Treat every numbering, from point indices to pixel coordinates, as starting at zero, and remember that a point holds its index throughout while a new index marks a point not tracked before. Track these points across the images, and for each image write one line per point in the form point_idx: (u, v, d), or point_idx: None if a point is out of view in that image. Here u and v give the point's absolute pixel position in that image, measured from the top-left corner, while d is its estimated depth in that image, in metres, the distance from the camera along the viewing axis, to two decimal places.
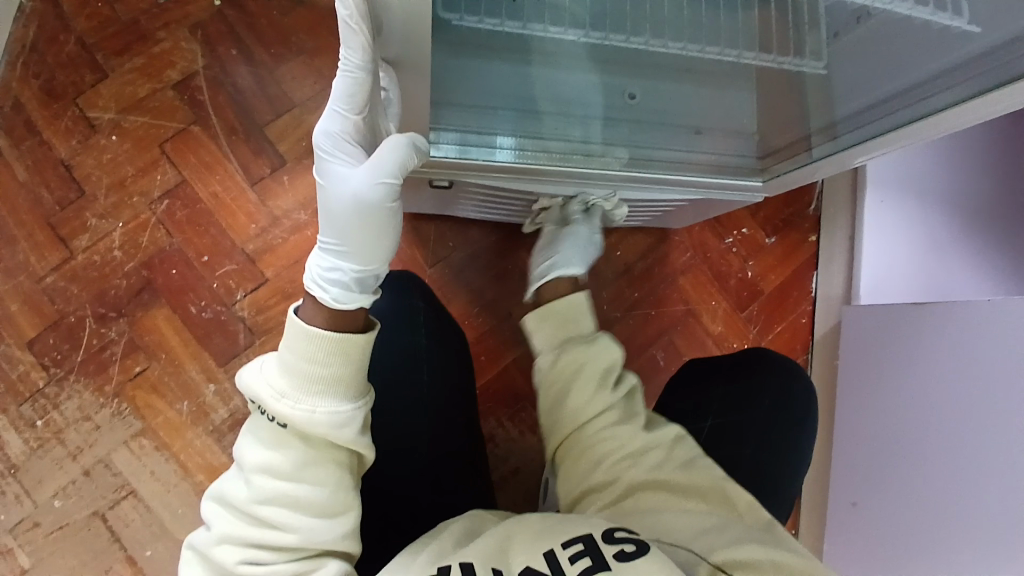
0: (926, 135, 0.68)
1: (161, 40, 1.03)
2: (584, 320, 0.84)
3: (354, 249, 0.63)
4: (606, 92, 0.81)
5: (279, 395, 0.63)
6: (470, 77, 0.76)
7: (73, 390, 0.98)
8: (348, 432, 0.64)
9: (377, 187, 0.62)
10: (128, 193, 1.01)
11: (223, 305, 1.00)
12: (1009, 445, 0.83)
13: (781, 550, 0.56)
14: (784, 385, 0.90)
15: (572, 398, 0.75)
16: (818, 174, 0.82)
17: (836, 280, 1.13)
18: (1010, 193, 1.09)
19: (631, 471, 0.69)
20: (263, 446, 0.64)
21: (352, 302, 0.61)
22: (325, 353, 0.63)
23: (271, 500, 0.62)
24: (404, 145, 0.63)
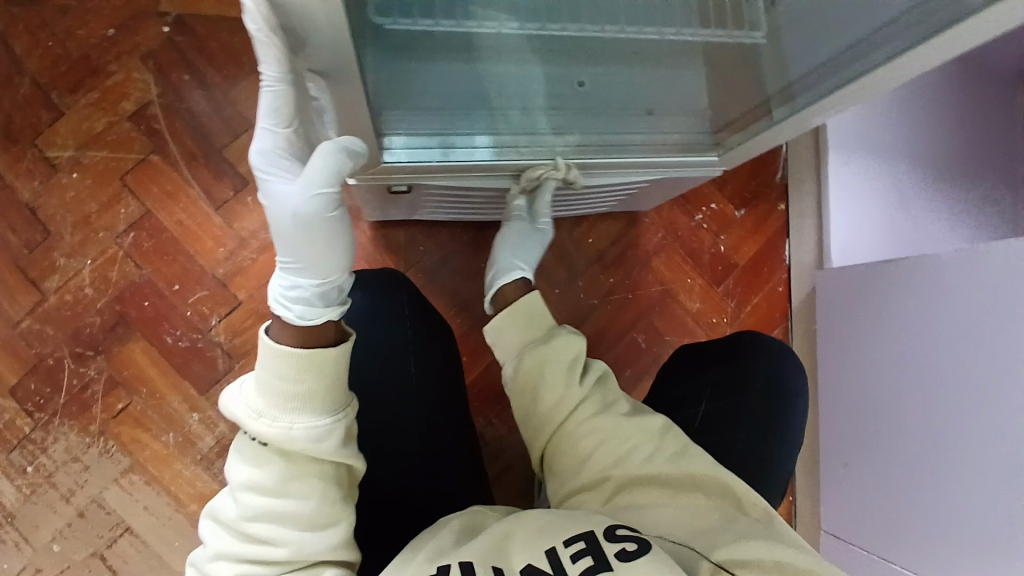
0: (884, 86, 0.69)
1: (113, 73, 1.02)
2: (542, 317, 0.82)
3: (310, 264, 0.64)
4: (553, 81, 0.81)
5: (256, 414, 0.63)
6: (419, 80, 0.75)
7: (59, 433, 0.97)
8: (328, 445, 0.63)
9: (315, 200, 0.62)
10: (93, 230, 1.00)
11: (199, 331, 1.00)
12: (991, 398, 0.83)
13: (780, 545, 0.57)
14: (774, 366, 0.89)
15: (544, 396, 0.74)
16: (780, 136, 0.81)
17: (807, 248, 1.14)
18: (971, 144, 1.10)
19: (621, 468, 0.68)
20: (246, 464, 0.64)
21: (319, 316, 0.64)
22: (296, 369, 0.62)
23: (257, 515, 0.62)
24: (334, 148, 0.61)
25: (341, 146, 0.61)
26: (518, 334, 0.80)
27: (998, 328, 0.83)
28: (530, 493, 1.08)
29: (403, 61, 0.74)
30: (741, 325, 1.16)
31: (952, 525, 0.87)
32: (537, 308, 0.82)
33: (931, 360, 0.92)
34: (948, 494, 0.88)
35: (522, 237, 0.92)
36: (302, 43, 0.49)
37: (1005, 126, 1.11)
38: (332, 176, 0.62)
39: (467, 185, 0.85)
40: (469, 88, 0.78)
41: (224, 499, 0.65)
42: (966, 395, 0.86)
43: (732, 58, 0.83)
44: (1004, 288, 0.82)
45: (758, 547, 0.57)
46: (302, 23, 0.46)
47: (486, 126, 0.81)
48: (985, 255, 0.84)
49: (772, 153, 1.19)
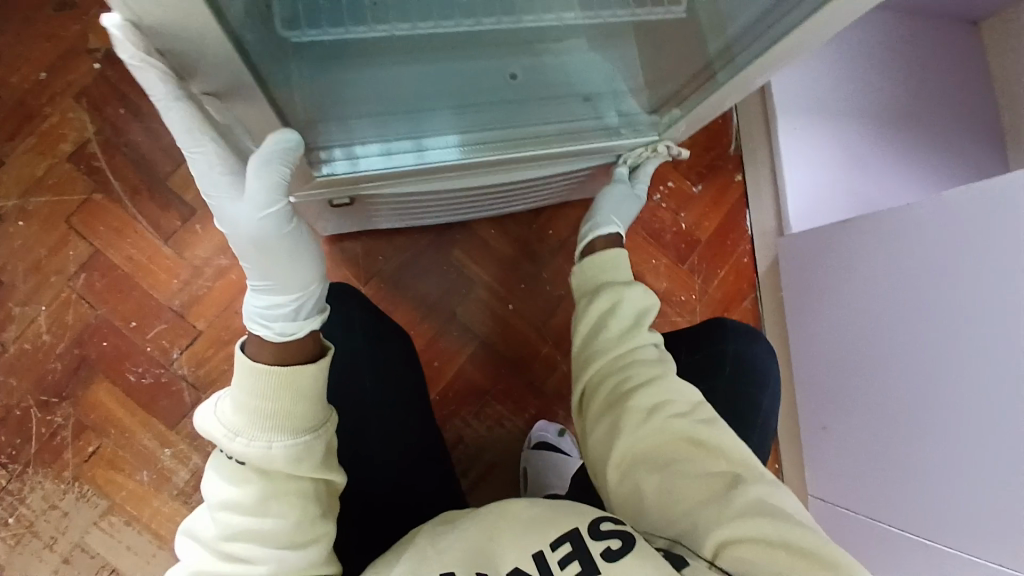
0: (829, 29, 0.63)
1: (49, 114, 1.01)
2: (620, 271, 0.81)
3: (283, 281, 0.58)
4: (486, 74, 0.81)
5: (232, 434, 0.57)
6: (352, 87, 0.75)
7: (35, 482, 0.96)
8: (309, 463, 0.58)
9: (266, 223, 0.55)
10: (45, 275, 0.98)
11: (162, 366, 0.99)
12: (964, 355, 0.82)
13: (787, 523, 0.57)
14: (745, 351, 0.89)
15: (605, 336, 0.75)
16: (727, 98, 0.77)
17: (767, 216, 1.14)
18: (923, 94, 1.09)
19: (660, 416, 0.67)
20: (222, 481, 0.58)
21: (300, 329, 0.57)
22: (273, 386, 0.57)
23: (235, 535, 0.56)
24: (265, 163, 0.53)
25: (270, 158, 0.53)
26: (586, 279, 0.80)
27: (976, 281, 0.80)
28: (516, 490, 1.07)
29: (331, 67, 0.74)
30: (710, 299, 1.16)
31: (932, 482, 0.88)
32: (618, 261, 0.81)
33: (907, 321, 0.90)
34: (932, 457, 0.88)
35: (623, 197, 0.89)
36: (189, 65, 0.47)
37: (957, 72, 1.09)
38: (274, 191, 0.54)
39: (437, 186, 0.85)
40: (411, 90, 0.78)
41: (203, 515, 0.59)
42: (944, 357, 0.85)
43: (674, 33, 0.78)
44: (976, 246, 0.80)
45: (766, 524, 0.57)
46: (180, 40, 0.43)
47: (448, 126, 0.80)
48: (953, 206, 0.82)
49: (724, 126, 1.19)
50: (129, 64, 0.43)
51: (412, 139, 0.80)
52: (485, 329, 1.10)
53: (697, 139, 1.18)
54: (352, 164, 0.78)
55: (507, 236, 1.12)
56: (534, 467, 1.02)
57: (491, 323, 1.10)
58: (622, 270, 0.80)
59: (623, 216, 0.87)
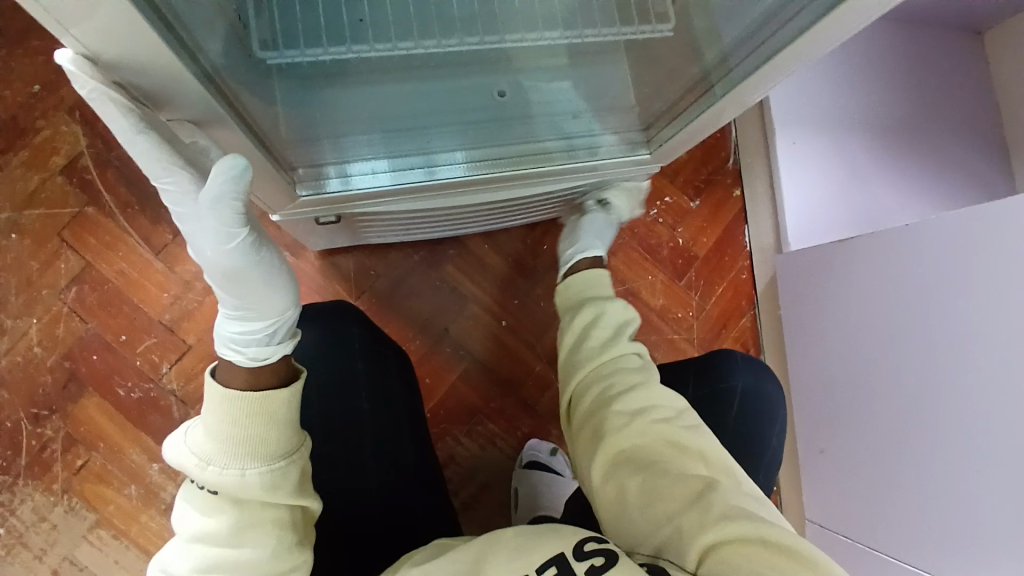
0: (814, 51, 0.59)
1: (42, 129, 1.01)
2: (603, 288, 0.83)
3: (255, 306, 0.55)
4: (474, 91, 0.80)
5: (204, 463, 0.54)
6: (339, 107, 0.76)
7: (25, 494, 0.95)
8: (283, 491, 0.55)
9: (230, 255, 0.51)
10: (37, 288, 0.99)
11: (151, 381, 0.99)
12: (964, 380, 0.80)
13: (770, 524, 0.54)
14: (757, 383, 0.88)
15: (587, 345, 0.75)
16: (725, 114, 0.73)
17: (765, 232, 1.13)
18: (926, 108, 1.07)
19: (642, 420, 0.65)
20: (194, 514, 0.55)
21: (273, 354, 0.55)
22: (245, 412, 0.54)
23: (210, 566, 0.53)
24: (214, 202, 0.48)
25: (219, 197, 0.48)
26: (570, 296, 0.83)
27: (982, 304, 0.77)
28: (507, 509, 1.06)
29: (316, 92, 0.74)
30: (707, 316, 1.14)
31: (933, 511, 0.85)
32: (602, 278, 0.84)
33: (902, 342, 0.88)
34: (931, 485, 0.85)
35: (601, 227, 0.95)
36: (155, 96, 0.46)
37: (961, 84, 1.07)
38: (232, 226, 0.50)
39: (434, 204, 0.84)
40: (406, 108, 0.78)
41: (175, 547, 0.55)
42: (939, 383, 0.83)
43: (671, 46, 0.78)
44: (971, 268, 0.79)
45: (746, 522, 0.53)
46: (139, 65, 0.42)
47: (456, 142, 0.80)
48: (957, 228, 0.80)
49: (722, 140, 1.18)
50: (87, 98, 0.42)
51: (420, 156, 0.79)
52: (478, 345, 1.09)
53: (694, 153, 1.17)
54: (344, 183, 0.77)
55: (501, 252, 1.11)
56: (526, 487, 1.00)
57: (484, 339, 1.09)
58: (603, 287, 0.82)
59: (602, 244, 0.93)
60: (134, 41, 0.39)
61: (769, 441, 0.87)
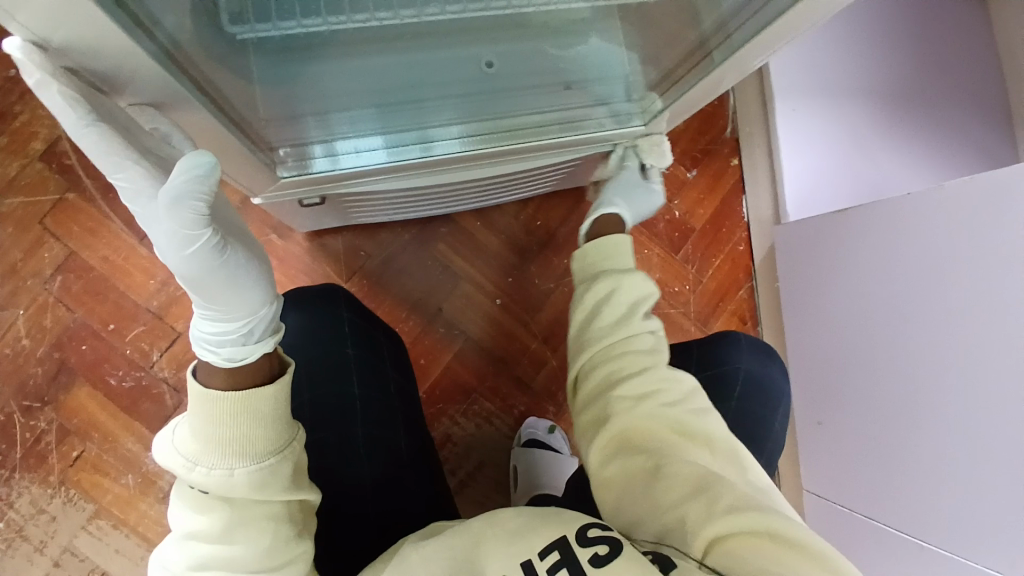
0: (817, 14, 0.57)
1: (19, 113, 0.98)
2: (623, 258, 0.76)
3: (225, 306, 0.52)
4: (460, 63, 0.77)
5: (191, 463, 0.52)
6: (323, 83, 0.72)
7: (22, 486, 0.94)
8: (276, 486, 0.53)
9: (194, 259, 0.49)
10: (20, 278, 0.97)
11: (142, 369, 0.98)
12: (965, 349, 0.78)
13: (778, 518, 0.52)
14: (761, 361, 0.87)
15: (600, 324, 0.70)
16: (724, 81, 0.72)
17: (764, 203, 1.11)
18: (930, 69, 1.04)
19: (650, 403, 0.64)
20: (185, 513, 0.53)
21: (251, 353, 0.52)
22: (229, 412, 0.52)
23: (205, 564, 0.52)
24: (174, 202, 0.46)
25: (179, 196, 0.46)
26: (586, 266, 0.76)
27: (985, 272, 0.75)
28: (505, 488, 1.05)
29: (297, 65, 0.71)
30: (704, 290, 1.13)
31: (938, 485, 0.83)
32: (623, 246, 0.76)
33: (901, 313, 0.86)
34: (928, 458, 0.84)
35: (632, 183, 0.85)
36: (110, 80, 0.44)
37: (965, 44, 1.03)
38: (192, 228, 0.48)
39: (429, 182, 0.83)
40: (398, 78, 0.75)
41: (169, 546, 0.54)
42: (936, 351, 0.82)
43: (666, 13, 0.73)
44: (967, 238, 0.77)
45: (753, 516, 0.52)
46: (86, 45, 0.39)
47: (453, 116, 0.78)
48: (958, 195, 0.77)
49: (720, 108, 1.15)
50: (35, 87, 0.40)
51: (416, 130, 0.78)
52: (472, 324, 1.07)
53: (691, 122, 1.14)
54: (332, 161, 0.76)
55: (493, 229, 1.09)
56: (525, 462, 1.00)
57: (477, 318, 1.07)
58: (623, 257, 0.75)
59: (633, 206, 0.83)
60: (76, 22, 0.37)
61: (772, 422, 0.85)
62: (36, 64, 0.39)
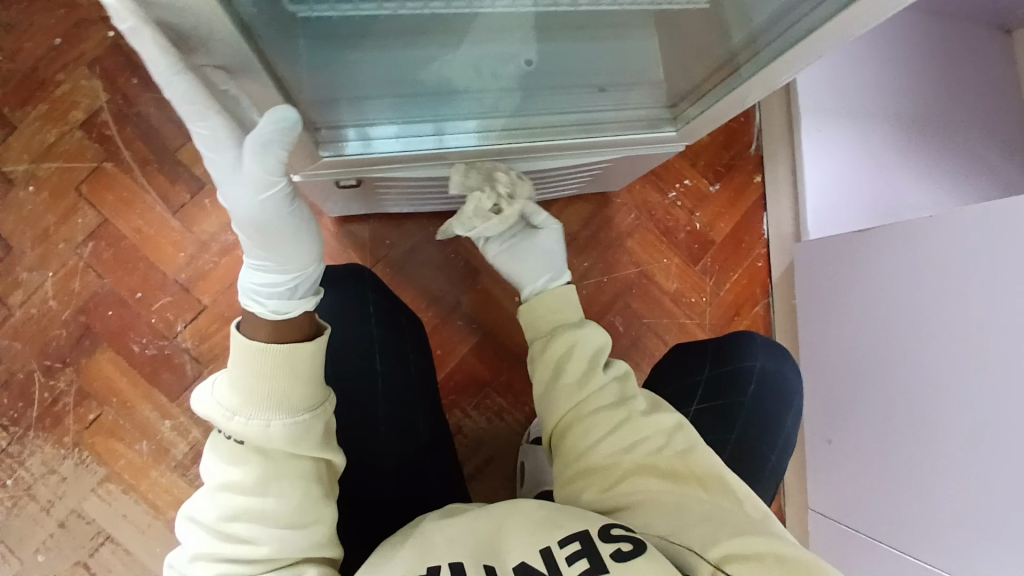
0: (841, 38, 0.60)
1: (61, 82, 1.01)
2: (571, 310, 0.79)
3: (281, 260, 0.56)
4: (500, 60, 0.78)
5: (229, 413, 0.54)
6: (365, 72, 0.74)
7: (35, 446, 0.96)
8: (309, 442, 0.55)
9: (265, 206, 0.52)
10: (52, 242, 0.99)
11: (165, 339, 1.00)
12: (981, 375, 0.78)
13: (780, 542, 0.55)
14: (779, 369, 0.88)
15: (564, 381, 0.71)
16: (749, 96, 0.74)
17: (785, 218, 1.12)
18: (953, 101, 1.06)
19: (631, 455, 0.65)
20: (220, 463, 0.55)
21: (294, 308, 0.56)
22: (273, 363, 0.54)
23: (235, 515, 0.53)
24: (262, 147, 0.50)
25: (269, 141, 0.49)
26: (538, 324, 0.78)
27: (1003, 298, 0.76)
28: (512, 483, 1.06)
29: (341, 51, 0.73)
30: (721, 302, 1.14)
31: (948, 511, 0.83)
32: (569, 299, 0.79)
33: (912, 334, 0.88)
34: (937, 483, 0.85)
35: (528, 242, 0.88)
36: (189, 39, 0.46)
37: (990, 79, 1.06)
38: (271, 174, 0.51)
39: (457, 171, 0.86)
40: (437, 73, 0.76)
41: (199, 497, 0.55)
42: (946, 374, 0.83)
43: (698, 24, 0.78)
44: (981, 267, 0.78)
45: (761, 541, 0.54)
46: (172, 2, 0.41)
47: (488, 109, 0.80)
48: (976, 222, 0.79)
49: (745, 124, 1.17)
50: (126, 34, 0.41)
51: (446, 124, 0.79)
52: (488, 319, 1.08)
53: (716, 136, 1.16)
54: (365, 145, 0.78)
55: None
56: (532, 461, 1.00)
57: (494, 313, 1.09)
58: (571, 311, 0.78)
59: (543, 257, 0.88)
60: None
61: (785, 419, 0.86)
62: (130, 14, 0.40)
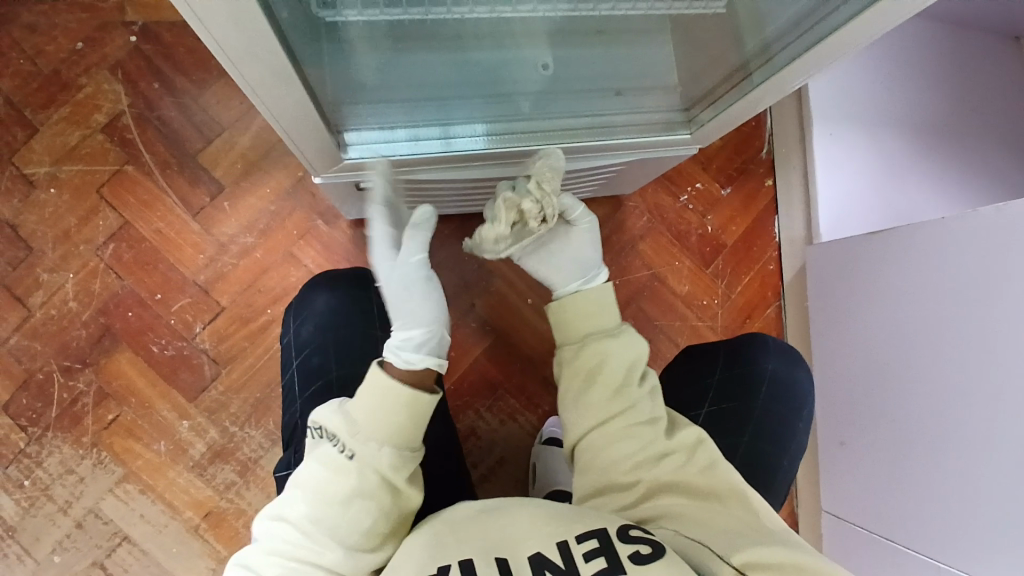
0: (852, 44, 0.61)
1: (84, 86, 1.02)
2: (607, 315, 0.77)
3: (416, 319, 0.69)
4: (517, 64, 0.81)
5: (354, 429, 0.59)
6: (385, 76, 0.76)
7: (53, 445, 0.97)
8: (406, 478, 0.60)
9: (416, 272, 0.71)
10: (74, 243, 1.00)
11: (184, 339, 1.01)
12: (997, 377, 0.78)
13: (805, 555, 0.53)
14: (788, 371, 0.88)
15: (596, 393, 0.70)
16: (762, 102, 0.75)
17: (796, 222, 1.13)
18: (964, 106, 1.07)
19: (656, 472, 0.65)
20: (324, 470, 0.58)
21: (420, 360, 0.66)
22: (403, 402, 0.59)
23: (322, 520, 0.57)
24: (415, 226, 0.71)
25: (418, 222, 0.71)
26: (571, 329, 0.77)
27: (1008, 295, 0.77)
28: (525, 485, 1.07)
29: (363, 54, 0.75)
30: (732, 305, 1.15)
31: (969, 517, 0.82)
32: (605, 303, 0.77)
33: (926, 337, 0.88)
34: (949, 487, 0.85)
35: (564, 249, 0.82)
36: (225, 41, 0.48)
37: (1000, 85, 1.07)
38: (416, 252, 0.71)
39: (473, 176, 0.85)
40: (456, 76, 0.78)
41: (291, 497, 0.58)
42: (962, 380, 0.83)
43: (713, 29, 0.79)
44: (988, 267, 0.80)
45: (786, 551, 0.53)
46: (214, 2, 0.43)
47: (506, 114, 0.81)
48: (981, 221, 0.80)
49: (757, 129, 1.18)
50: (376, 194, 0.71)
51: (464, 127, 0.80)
52: (503, 323, 1.09)
53: (728, 141, 1.17)
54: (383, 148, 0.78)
55: None
56: (544, 462, 1.00)
57: (508, 316, 1.10)
58: (609, 317, 0.76)
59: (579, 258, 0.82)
60: None
61: (797, 426, 0.86)
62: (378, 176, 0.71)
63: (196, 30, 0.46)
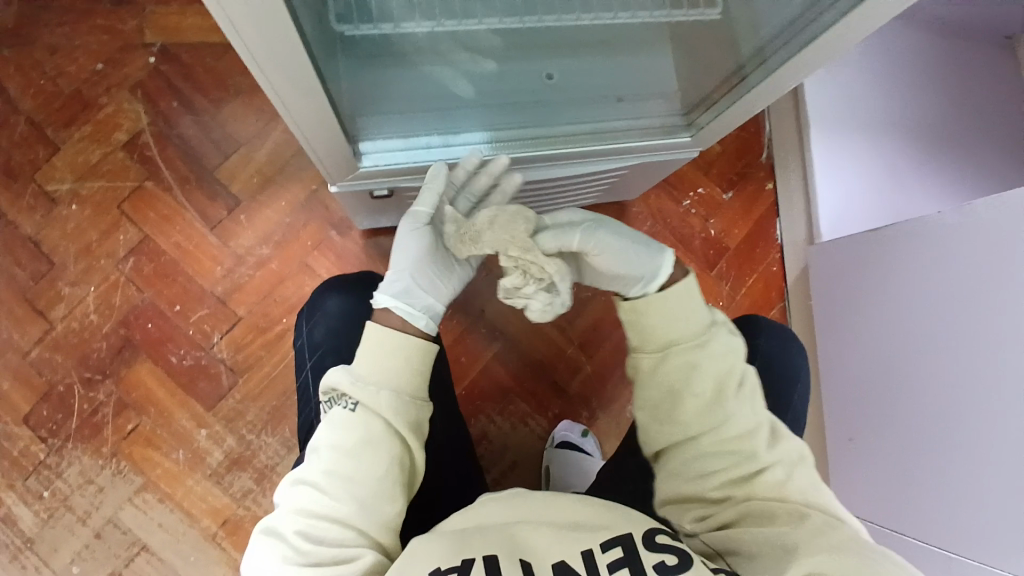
0: (842, 45, 0.64)
1: (105, 105, 1.06)
2: (694, 314, 0.68)
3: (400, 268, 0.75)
4: (523, 75, 0.84)
5: (353, 379, 0.62)
6: (396, 87, 0.79)
7: (73, 455, 0.99)
8: (407, 422, 0.62)
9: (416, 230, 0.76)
10: (95, 257, 1.03)
11: (202, 349, 1.03)
12: (998, 367, 0.80)
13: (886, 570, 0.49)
14: (788, 356, 0.89)
15: (685, 406, 0.65)
16: (757, 104, 0.77)
17: (798, 225, 1.15)
18: (958, 108, 1.10)
19: (750, 490, 0.60)
20: (331, 427, 0.61)
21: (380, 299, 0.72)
22: (394, 343, 0.64)
23: (333, 472, 0.59)
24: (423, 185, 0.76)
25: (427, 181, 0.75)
26: (653, 334, 0.68)
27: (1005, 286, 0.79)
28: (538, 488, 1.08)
29: (377, 68, 0.79)
30: (738, 306, 1.17)
31: (981, 510, 0.82)
32: (693, 302, 0.68)
33: (930, 331, 0.90)
34: (957, 477, 0.86)
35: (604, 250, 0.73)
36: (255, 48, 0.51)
37: (992, 87, 1.10)
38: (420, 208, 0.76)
39: None
40: (464, 86, 0.81)
41: (309, 460, 0.60)
42: (970, 373, 0.84)
43: (709, 37, 0.82)
44: (984, 260, 0.82)
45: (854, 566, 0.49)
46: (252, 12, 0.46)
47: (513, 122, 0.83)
48: (977, 215, 0.83)
49: (756, 135, 1.22)
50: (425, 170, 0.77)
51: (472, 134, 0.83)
52: (513, 327, 1.11)
53: (728, 147, 1.21)
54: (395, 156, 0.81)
55: None
56: (557, 465, 1.02)
57: (517, 321, 1.12)
58: (694, 317, 0.67)
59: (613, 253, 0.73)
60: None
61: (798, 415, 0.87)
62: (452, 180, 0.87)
63: (230, 39, 0.49)
